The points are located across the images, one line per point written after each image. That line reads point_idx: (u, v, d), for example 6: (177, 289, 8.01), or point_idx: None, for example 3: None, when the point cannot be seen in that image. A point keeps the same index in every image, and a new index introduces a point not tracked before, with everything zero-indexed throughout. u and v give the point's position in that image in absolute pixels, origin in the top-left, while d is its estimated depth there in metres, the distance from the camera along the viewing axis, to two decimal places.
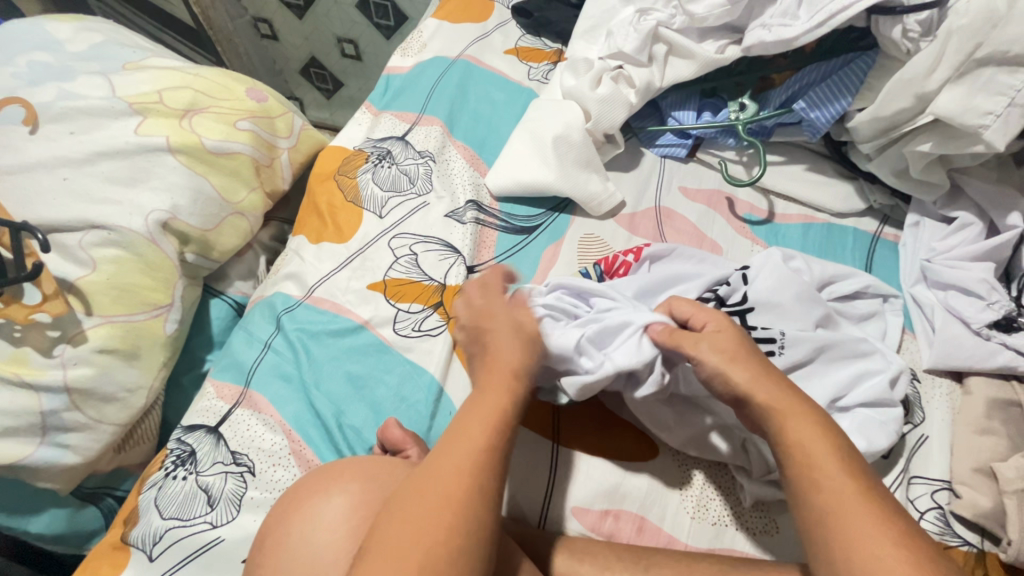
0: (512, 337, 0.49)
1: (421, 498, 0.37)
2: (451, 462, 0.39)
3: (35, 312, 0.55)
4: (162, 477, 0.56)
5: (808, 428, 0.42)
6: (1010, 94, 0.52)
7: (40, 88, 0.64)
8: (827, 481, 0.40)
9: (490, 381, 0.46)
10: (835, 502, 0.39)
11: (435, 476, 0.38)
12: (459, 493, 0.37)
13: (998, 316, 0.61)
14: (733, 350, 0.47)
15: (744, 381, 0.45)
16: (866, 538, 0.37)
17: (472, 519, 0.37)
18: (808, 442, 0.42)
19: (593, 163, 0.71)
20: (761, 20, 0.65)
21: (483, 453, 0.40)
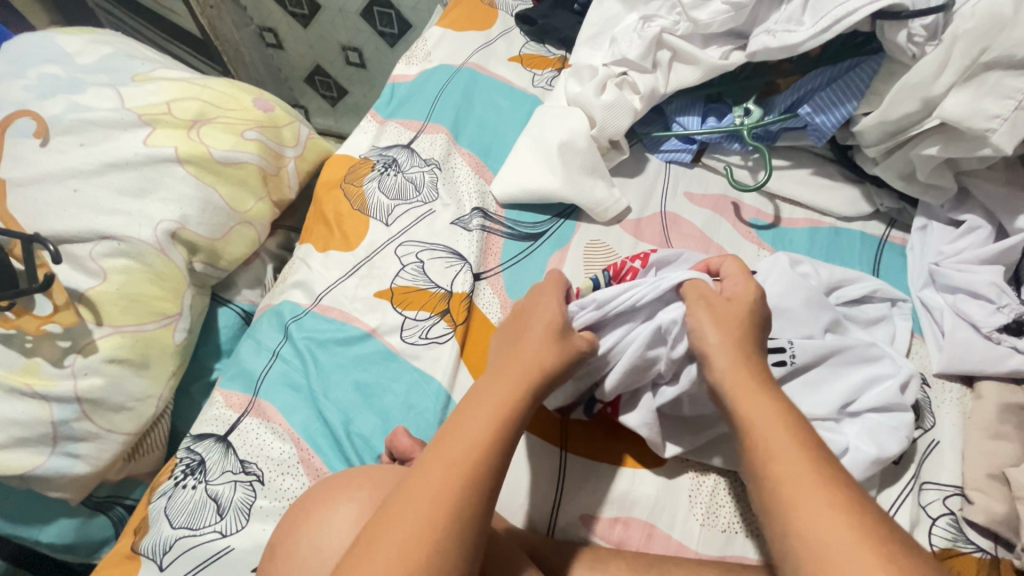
0: (540, 330, 0.49)
1: (421, 487, 0.38)
2: (453, 455, 0.40)
3: (46, 323, 0.56)
4: (172, 485, 0.56)
5: (763, 407, 0.43)
6: (1017, 98, 0.52)
7: (51, 100, 0.65)
8: (777, 450, 0.41)
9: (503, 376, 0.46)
10: (783, 476, 0.39)
11: (435, 468, 0.39)
12: (452, 490, 0.38)
13: (1008, 319, 0.61)
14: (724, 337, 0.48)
15: (714, 343, 0.48)
16: (810, 505, 0.37)
17: (464, 514, 0.37)
18: (759, 419, 0.43)
19: (599, 169, 0.71)
20: (766, 26, 0.65)
21: (485, 448, 0.40)
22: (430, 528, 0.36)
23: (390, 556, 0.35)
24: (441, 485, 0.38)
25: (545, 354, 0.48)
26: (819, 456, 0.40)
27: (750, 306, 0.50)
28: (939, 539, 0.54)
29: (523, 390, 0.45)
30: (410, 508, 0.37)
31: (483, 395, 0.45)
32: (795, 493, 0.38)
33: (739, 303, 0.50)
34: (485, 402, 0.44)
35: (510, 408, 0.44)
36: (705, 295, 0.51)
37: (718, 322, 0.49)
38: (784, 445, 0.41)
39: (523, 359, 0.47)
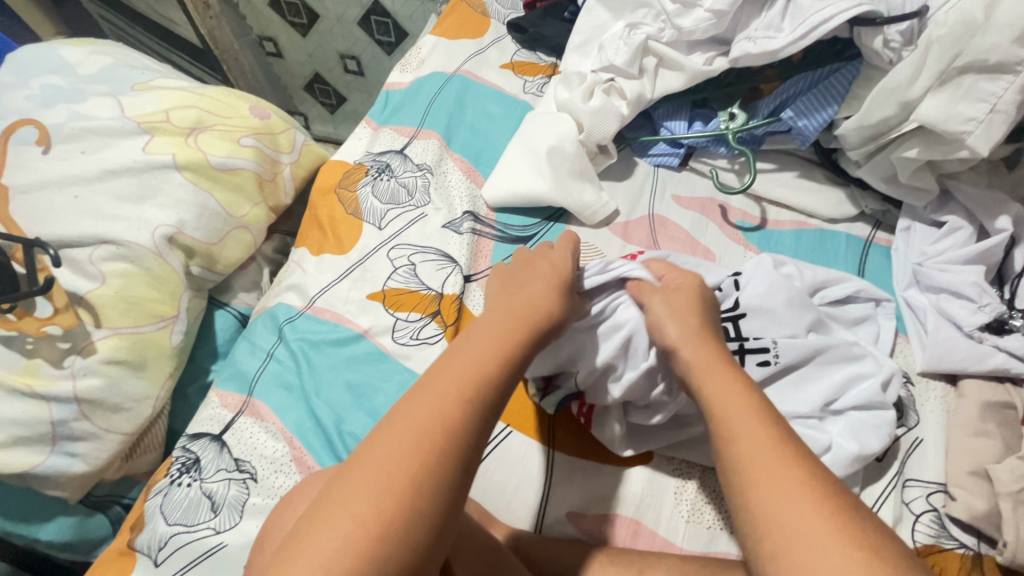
0: (544, 281, 0.50)
1: (414, 411, 0.40)
2: (446, 386, 0.41)
3: (46, 325, 0.57)
4: (168, 484, 0.57)
5: (727, 383, 0.45)
6: (992, 101, 0.53)
7: (53, 109, 0.67)
8: (743, 428, 0.42)
9: (503, 318, 0.47)
10: (749, 453, 0.40)
11: (430, 399, 0.40)
12: (447, 414, 0.40)
13: (990, 318, 0.62)
14: (695, 334, 0.49)
15: (674, 335, 0.50)
16: (777, 480, 0.38)
17: (457, 436, 0.39)
18: (723, 394, 0.44)
19: (587, 173, 0.72)
20: (746, 33, 0.66)
21: (478, 386, 0.42)
22: (418, 456, 0.38)
23: (386, 478, 0.37)
24: (434, 416, 0.39)
25: (546, 305, 0.48)
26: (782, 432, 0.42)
27: (697, 289, 0.54)
28: (922, 535, 0.55)
29: (523, 333, 0.46)
30: (401, 436, 0.39)
31: (482, 335, 0.46)
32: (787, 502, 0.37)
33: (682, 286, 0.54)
34: (483, 341, 0.45)
35: (506, 353, 0.44)
36: (653, 293, 0.54)
37: (678, 300, 0.52)
38: (747, 419, 0.42)
39: (524, 306, 0.48)
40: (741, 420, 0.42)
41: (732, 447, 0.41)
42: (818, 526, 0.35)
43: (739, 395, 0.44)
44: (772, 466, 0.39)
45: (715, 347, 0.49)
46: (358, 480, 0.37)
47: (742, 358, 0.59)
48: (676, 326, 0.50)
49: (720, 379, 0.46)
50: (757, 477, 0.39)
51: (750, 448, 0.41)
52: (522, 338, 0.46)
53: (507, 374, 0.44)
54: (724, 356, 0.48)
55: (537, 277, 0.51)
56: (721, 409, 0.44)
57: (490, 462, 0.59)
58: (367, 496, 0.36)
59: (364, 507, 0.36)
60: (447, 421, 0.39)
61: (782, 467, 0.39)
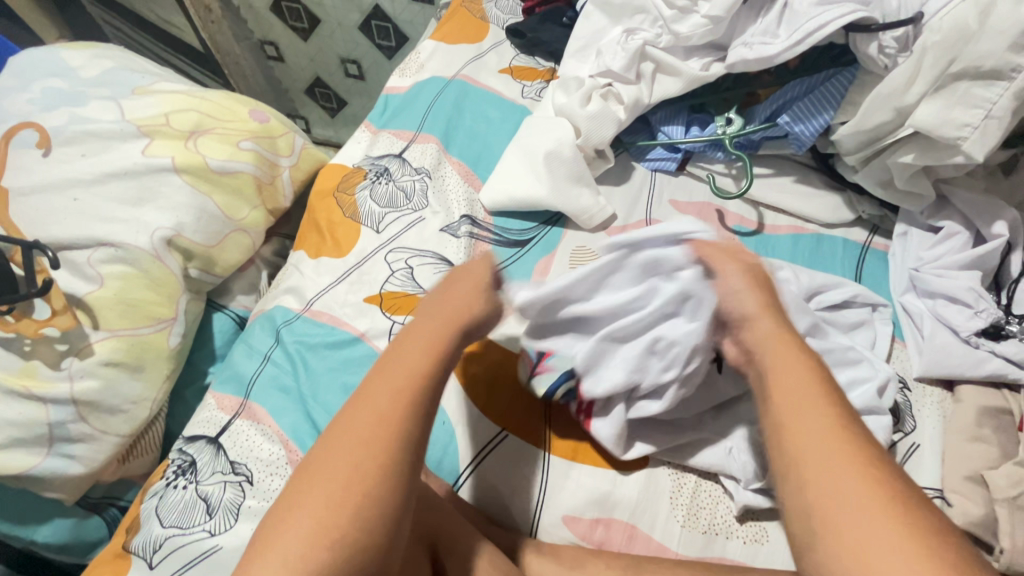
0: (466, 284, 0.51)
1: (357, 417, 0.41)
2: (383, 391, 0.42)
3: (44, 327, 0.58)
4: (164, 486, 0.57)
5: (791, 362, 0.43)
6: (986, 107, 0.53)
7: (53, 112, 0.67)
8: (800, 406, 0.41)
9: (428, 325, 0.47)
10: (803, 431, 0.39)
11: (370, 406, 0.41)
12: (388, 417, 0.41)
13: (987, 324, 0.62)
14: (769, 312, 0.46)
15: (753, 308, 0.46)
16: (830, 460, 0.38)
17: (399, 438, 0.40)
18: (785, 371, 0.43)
19: (584, 177, 0.72)
20: (742, 38, 0.66)
21: (414, 389, 0.43)
22: (366, 466, 0.39)
23: (335, 485, 0.38)
24: (372, 427, 0.40)
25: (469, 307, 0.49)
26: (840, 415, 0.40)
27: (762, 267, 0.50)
28: None
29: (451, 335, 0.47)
30: (344, 447, 0.40)
31: (410, 342, 0.46)
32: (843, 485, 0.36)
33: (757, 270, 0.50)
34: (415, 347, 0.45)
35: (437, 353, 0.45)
36: (727, 265, 0.49)
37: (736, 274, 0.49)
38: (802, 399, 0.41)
39: (450, 309, 0.49)
40: (800, 398, 0.41)
41: (783, 422, 0.41)
42: (875, 512, 0.35)
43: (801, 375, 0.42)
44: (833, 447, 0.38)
45: (789, 326, 0.46)
46: (310, 491, 0.38)
47: None
48: (757, 301, 0.47)
49: (785, 352, 0.44)
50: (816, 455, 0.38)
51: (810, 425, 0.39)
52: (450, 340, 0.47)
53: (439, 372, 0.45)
54: (791, 329, 0.46)
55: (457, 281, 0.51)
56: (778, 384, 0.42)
57: (486, 466, 0.59)
58: (313, 511, 0.37)
59: (315, 513, 0.37)
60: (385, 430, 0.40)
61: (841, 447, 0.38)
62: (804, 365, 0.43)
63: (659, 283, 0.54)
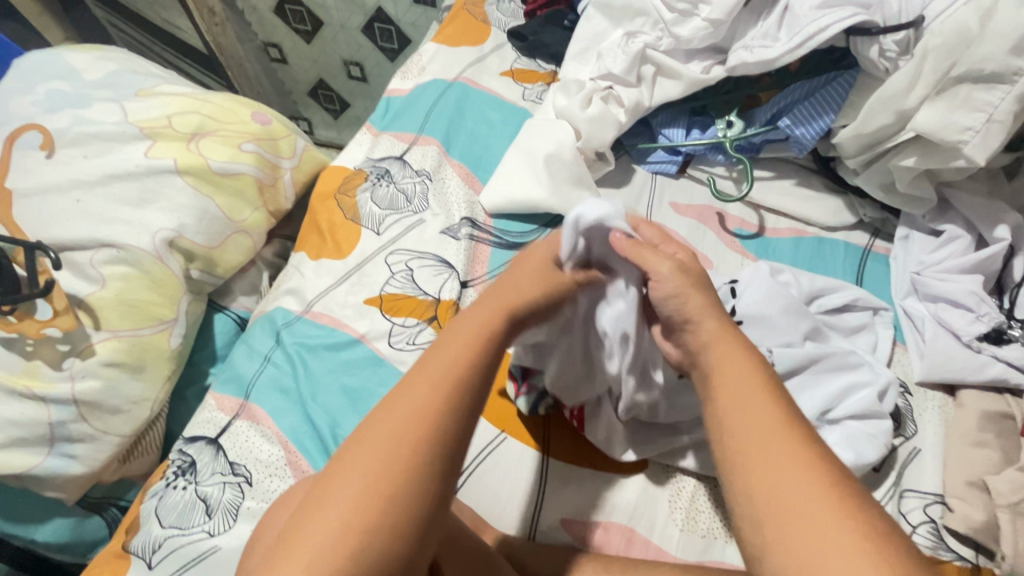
0: (531, 277, 0.49)
1: (399, 408, 0.39)
2: (427, 382, 0.41)
3: (46, 327, 0.58)
4: (163, 486, 0.58)
5: (738, 359, 0.43)
6: (988, 110, 0.53)
7: (57, 114, 0.68)
8: (745, 403, 0.40)
9: (481, 316, 0.46)
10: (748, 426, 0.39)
11: (414, 395, 0.40)
12: (431, 409, 0.39)
13: (988, 328, 0.62)
14: (712, 311, 0.46)
15: (692, 307, 0.47)
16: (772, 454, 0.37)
17: (441, 431, 0.39)
18: (729, 366, 0.43)
19: (585, 180, 0.72)
20: (743, 42, 0.66)
21: (458, 381, 0.41)
22: (404, 458, 0.37)
23: (369, 476, 0.37)
24: (413, 424, 0.39)
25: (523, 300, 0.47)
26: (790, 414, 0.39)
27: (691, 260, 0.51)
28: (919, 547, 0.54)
29: (501, 326, 0.45)
30: (381, 444, 0.38)
31: (460, 336, 0.44)
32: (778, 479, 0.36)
33: (688, 262, 0.50)
34: (462, 337, 0.44)
35: (483, 345, 0.44)
36: (658, 264, 0.48)
37: (674, 272, 0.48)
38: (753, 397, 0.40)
39: (502, 300, 0.47)
40: (746, 392, 0.41)
41: (725, 417, 0.41)
42: (821, 507, 0.34)
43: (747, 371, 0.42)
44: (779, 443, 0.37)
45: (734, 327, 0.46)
46: (341, 481, 0.37)
47: None
48: (698, 301, 0.47)
49: (730, 350, 0.44)
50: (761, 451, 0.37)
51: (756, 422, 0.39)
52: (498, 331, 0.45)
53: (487, 366, 0.43)
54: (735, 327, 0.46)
55: (518, 274, 0.50)
56: (723, 381, 0.42)
57: (484, 468, 0.59)
58: (344, 507, 0.35)
59: (348, 504, 0.36)
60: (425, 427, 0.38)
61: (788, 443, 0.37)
62: (749, 363, 0.43)
63: (598, 289, 0.53)
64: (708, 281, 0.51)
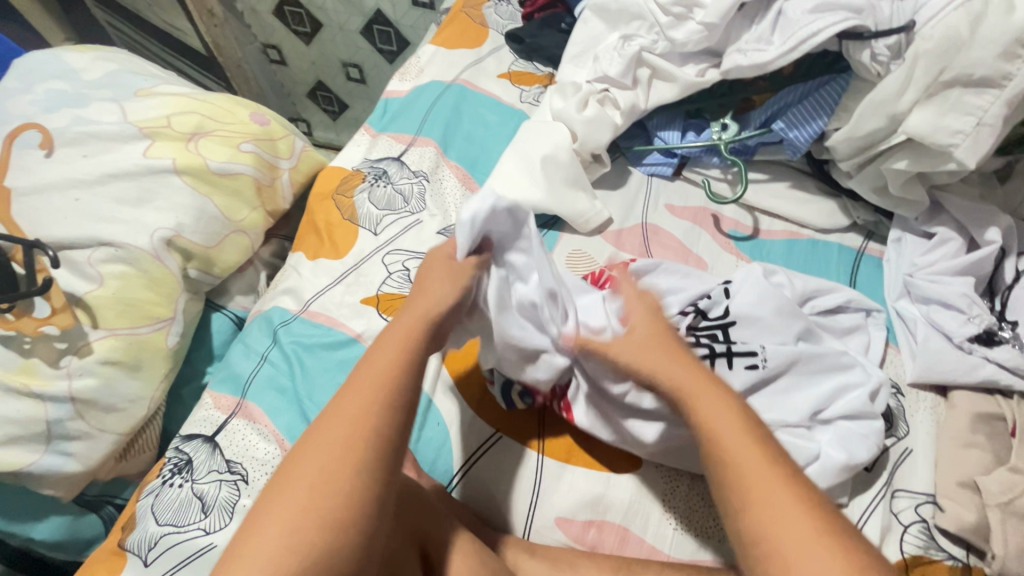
0: (443, 280, 0.51)
1: (334, 419, 0.42)
2: (358, 392, 0.43)
3: (44, 325, 0.58)
4: (159, 484, 0.58)
5: (718, 405, 0.44)
6: (978, 114, 0.54)
7: (56, 114, 0.68)
8: (737, 450, 0.41)
9: (404, 321, 0.49)
10: (745, 474, 0.40)
11: (347, 405, 0.42)
12: (364, 416, 0.42)
13: (979, 329, 0.63)
14: (671, 361, 0.49)
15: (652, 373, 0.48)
16: (771, 502, 0.39)
17: (375, 434, 0.41)
18: (715, 416, 0.43)
19: (581, 181, 0.73)
20: (737, 45, 0.67)
21: (388, 386, 0.43)
22: (340, 464, 0.39)
23: (309, 487, 0.39)
24: (350, 433, 0.41)
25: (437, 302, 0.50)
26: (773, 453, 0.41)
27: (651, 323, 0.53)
28: (910, 546, 0.55)
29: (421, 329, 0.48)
30: (321, 454, 0.40)
31: (388, 344, 0.47)
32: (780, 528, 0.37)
33: (638, 326, 0.53)
34: (389, 344, 0.47)
35: (409, 349, 0.46)
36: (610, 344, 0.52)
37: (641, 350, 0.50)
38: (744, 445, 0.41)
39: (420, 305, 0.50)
40: (734, 438, 0.42)
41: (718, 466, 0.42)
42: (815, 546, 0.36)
43: (731, 417, 0.43)
44: (758, 468, 0.40)
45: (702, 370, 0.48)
46: (282, 494, 0.39)
47: (730, 361, 0.59)
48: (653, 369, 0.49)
49: (705, 394, 0.45)
50: (750, 484, 0.40)
51: (735, 452, 0.41)
52: (419, 335, 0.48)
53: (412, 368, 0.45)
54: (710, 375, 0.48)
55: (433, 278, 0.52)
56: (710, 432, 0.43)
57: (479, 467, 0.59)
58: (287, 518, 0.38)
59: (290, 514, 0.38)
60: (364, 431, 0.41)
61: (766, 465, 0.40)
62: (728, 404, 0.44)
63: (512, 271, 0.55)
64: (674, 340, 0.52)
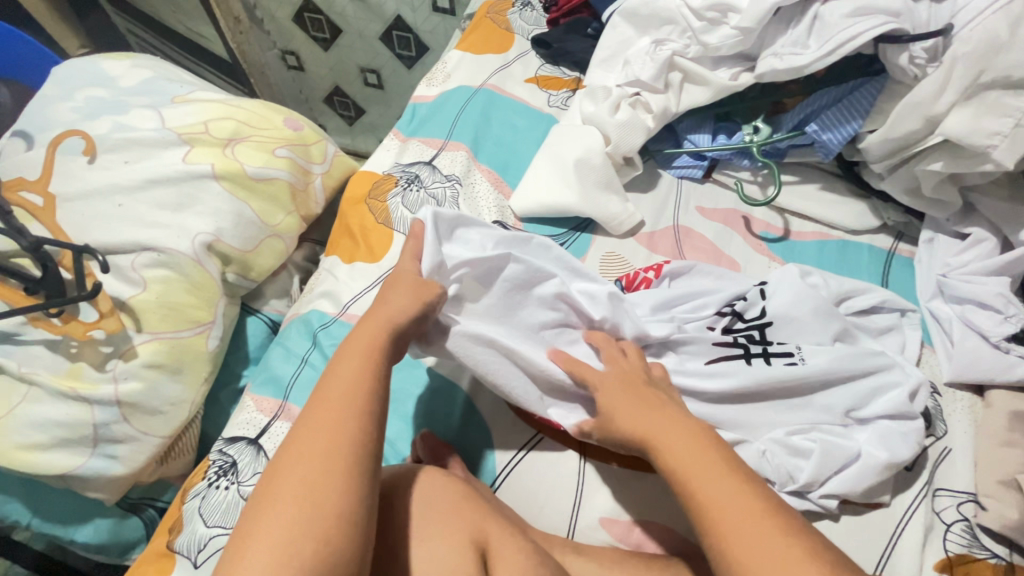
0: (401, 289, 0.51)
1: (313, 435, 0.42)
2: (333, 405, 0.43)
3: (92, 329, 0.59)
4: (206, 486, 0.58)
5: (673, 433, 0.48)
6: (1016, 116, 0.55)
7: (97, 121, 0.69)
8: (692, 469, 0.44)
9: (366, 331, 0.49)
10: (701, 491, 0.43)
11: (324, 417, 0.43)
12: (344, 427, 0.42)
13: (1016, 329, 0.63)
14: (636, 406, 0.51)
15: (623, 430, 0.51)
16: (726, 506, 0.41)
17: (356, 446, 0.42)
18: (673, 445, 0.47)
19: (613, 185, 0.73)
20: (772, 49, 0.67)
21: (363, 398, 0.44)
22: (326, 477, 0.40)
23: (295, 504, 0.38)
24: (325, 445, 0.41)
25: (397, 310, 0.50)
26: (729, 462, 0.45)
27: (621, 379, 0.54)
28: (954, 544, 0.55)
29: (383, 338, 0.49)
30: (298, 473, 0.40)
31: (355, 352, 0.47)
32: (735, 533, 0.40)
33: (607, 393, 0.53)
34: (350, 359, 0.47)
35: (372, 362, 0.47)
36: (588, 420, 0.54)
37: (616, 405, 0.52)
38: (699, 464, 0.45)
39: (378, 315, 0.50)
40: (685, 459, 0.45)
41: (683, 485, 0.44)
42: (772, 539, 0.39)
43: (687, 440, 0.47)
44: (716, 483, 0.43)
45: (660, 403, 0.51)
46: (267, 515, 0.38)
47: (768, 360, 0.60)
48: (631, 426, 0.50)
49: (665, 424, 0.49)
50: (705, 494, 0.43)
51: (691, 469, 0.44)
52: (382, 345, 0.48)
53: (380, 378, 0.46)
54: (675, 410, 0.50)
55: (387, 289, 0.52)
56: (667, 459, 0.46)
57: (522, 467, 0.59)
58: (276, 537, 0.37)
59: (279, 533, 0.37)
60: (342, 443, 0.42)
61: (705, 461, 0.45)
62: (683, 429, 0.48)
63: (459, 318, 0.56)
64: (650, 390, 0.53)
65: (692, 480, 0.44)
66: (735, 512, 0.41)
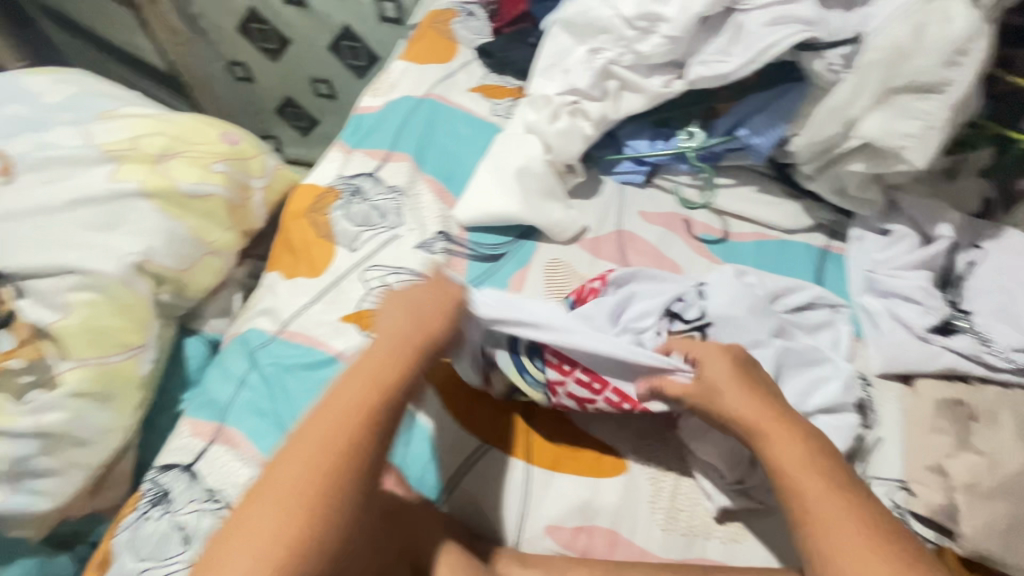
0: (433, 316, 0.53)
1: (306, 452, 0.43)
2: (330, 424, 0.44)
3: (7, 359, 0.55)
4: (137, 518, 0.56)
5: (790, 444, 0.49)
6: (924, 118, 0.58)
7: (15, 139, 0.66)
8: (807, 485, 0.47)
9: (386, 350, 0.49)
10: (813, 509, 0.46)
11: (319, 437, 0.43)
12: (338, 452, 0.43)
13: (936, 320, 0.66)
14: (748, 398, 0.52)
15: (734, 409, 0.52)
16: (838, 522, 0.45)
17: (346, 474, 0.43)
18: (787, 459, 0.49)
19: (555, 192, 0.75)
20: (699, 57, 0.70)
21: (361, 425, 0.44)
22: (309, 499, 0.41)
23: (276, 520, 0.40)
24: (314, 466, 0.42)
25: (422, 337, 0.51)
26: (837, 480, 0.48)
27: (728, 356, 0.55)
28: None
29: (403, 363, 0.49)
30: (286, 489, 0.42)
31: (368, 371, 0.47)
32: (840, 548, 0.44)
33: (713, 369, 0.54)
34: (359, 376, 0.47)
35: (382, 387, 0.47)
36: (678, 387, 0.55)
37: (724, 393, 0.53)
38: (813, 479, 0.47)
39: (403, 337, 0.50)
40: (802, 474, 0.48)
41: (795, 498, 0.47)
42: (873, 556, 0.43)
43: (801, 455, 0.49)
44: (820, 502, 0.46)
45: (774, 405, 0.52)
46: (250, 523, 0.40)
47: None
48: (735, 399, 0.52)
49: (777, 436, 0.50)
50: (815, 511, 0.46)
51: (806, 484, 0.47)
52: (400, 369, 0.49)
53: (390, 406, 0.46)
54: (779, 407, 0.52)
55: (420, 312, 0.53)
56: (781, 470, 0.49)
57: (468, 479, 0.59)
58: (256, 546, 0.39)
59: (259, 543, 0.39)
60: (332, 467, 0.42)
61: (812, 478, 0.47)
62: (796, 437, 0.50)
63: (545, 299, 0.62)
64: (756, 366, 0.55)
65: (808, 498, 0.47)
66: (841, 529, 0.45)
